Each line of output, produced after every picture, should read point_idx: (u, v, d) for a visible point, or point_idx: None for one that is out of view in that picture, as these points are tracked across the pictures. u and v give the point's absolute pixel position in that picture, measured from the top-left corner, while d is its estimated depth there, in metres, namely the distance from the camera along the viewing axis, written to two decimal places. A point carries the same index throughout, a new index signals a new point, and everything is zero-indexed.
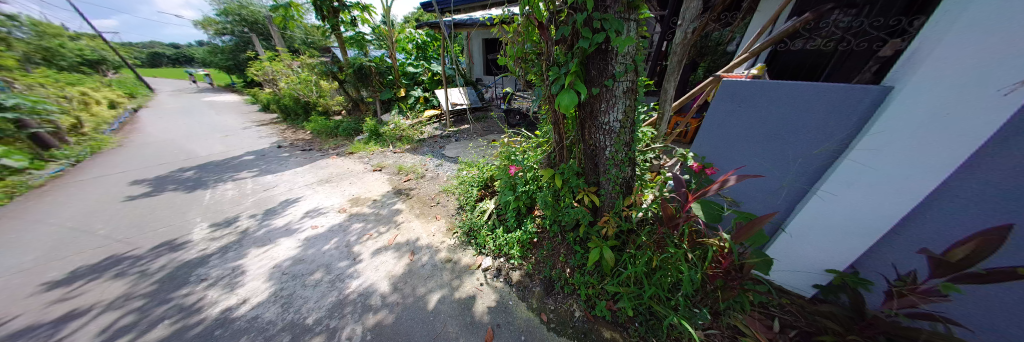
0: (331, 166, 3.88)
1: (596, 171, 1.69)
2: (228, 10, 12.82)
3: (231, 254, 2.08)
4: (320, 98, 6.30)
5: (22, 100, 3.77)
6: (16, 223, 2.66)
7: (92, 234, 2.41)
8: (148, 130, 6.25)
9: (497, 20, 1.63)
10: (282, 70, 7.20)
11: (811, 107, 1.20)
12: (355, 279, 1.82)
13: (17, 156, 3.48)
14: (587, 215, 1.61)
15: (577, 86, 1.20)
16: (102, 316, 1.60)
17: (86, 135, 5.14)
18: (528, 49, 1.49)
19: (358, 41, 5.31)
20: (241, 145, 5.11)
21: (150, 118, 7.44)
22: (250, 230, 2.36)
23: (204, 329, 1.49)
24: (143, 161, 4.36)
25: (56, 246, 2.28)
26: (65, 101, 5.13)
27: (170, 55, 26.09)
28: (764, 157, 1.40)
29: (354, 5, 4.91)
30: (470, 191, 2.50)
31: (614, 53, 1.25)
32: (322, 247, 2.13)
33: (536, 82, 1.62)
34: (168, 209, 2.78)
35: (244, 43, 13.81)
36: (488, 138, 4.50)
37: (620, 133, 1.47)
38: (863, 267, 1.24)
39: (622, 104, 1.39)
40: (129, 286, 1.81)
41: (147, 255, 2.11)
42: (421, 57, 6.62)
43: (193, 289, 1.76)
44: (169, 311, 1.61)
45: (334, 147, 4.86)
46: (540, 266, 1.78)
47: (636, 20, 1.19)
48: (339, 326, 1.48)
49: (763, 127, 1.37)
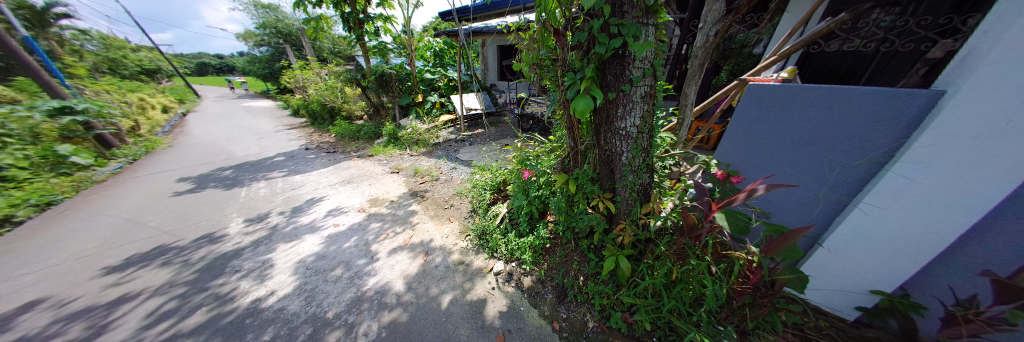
0: (353, 168, 4.07)
1: (612, 177, 1.66)
2: (266, 23, 13.99)
3: (262, 248, 2.23)
4: (344, 104, 6.65)
5: (90, 105, 4.28)
6: (81, 214, 2.98)
7: (144, 226, 2.66)
8: (193, 133, 6.86)
9: (513, 27, 1.68)
10: (311, 78, 7.74)
11: (851, 113, 1.11)
12: (372, 276, 1.88)
13: (84, 154, 3.96)
14: (601, 222, 1.60)
15: (592, 91, 1.18)
16: (149, 301, 1.75)
17: (144, 136, 5.77)
18: (543, 54, 1.50)
19: (380, 50, 5.59)
20: (273, 147, 5.48)
21: (196, 121, 8.22)
22: (279, 226, 2.52)
23: (237, 317, 1.59)
24: (189, 160, 4.80)
25: (114, 235, 2.54)
26: (126, 106, 5.79)
27: (215, 65, 28.97)
28: (798, 166, 1.31)
29: (377, 16, 5.19)
30: (483, 195, 2.54)
31: (633, 57, 1.23)
32: (343, 245, 2.23)
33: (550, 87, 1.65)
34: (208, 204, 3.03)
35: (278, 54, 14.96)
36: (501, 143, 4.55)
37: (637, 139, 1.44)
38: (915, 289, 1.11)
39: (639, 109, 1.36)
40: (173, 274, 1.98)
41: (189, 246, 2.30)
42: (438, 64, 6.88)
43: (228, 279, 1.90)
44: (206, 299, 1.74)
45: (356, 150, 5.11)
46: (552, 272, 1.76)
47: (654, 25, 1.17)
48: (357, 321, 1.54)
49: (794, 134, 1.29)
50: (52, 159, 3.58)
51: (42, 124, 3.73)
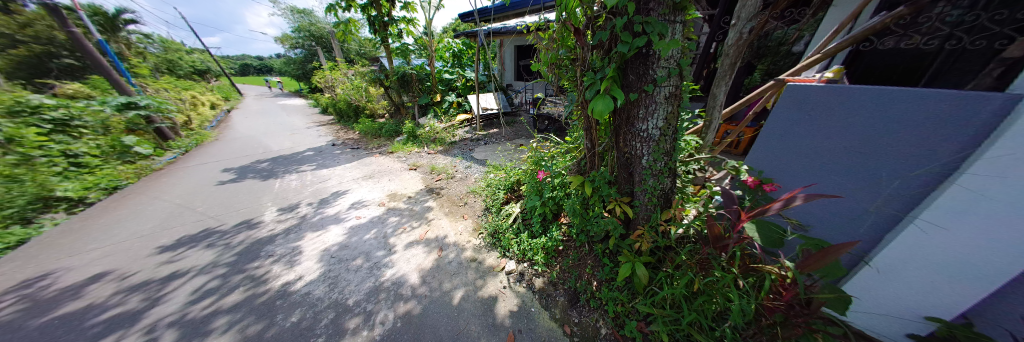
0: (375, 164, 4.26)
1: (630, 181, 1.61)
2: (300, 27, 15.02)
3: (292, 236, 2.39)
4: (368, 102, 6.98)
5: (151, 101, 4.83)
6: (141, 198, 3.36)
7: (193, 211, 2.95)
8: (236, 127, 7.52)
9: (533, 27, 1.68)
10: (339, 78, 8.21)
11: (911, 116, 1.00)
12: (389, 268, 1.95)
13: (145, 145, 4.47)
14: (617, 227, 1.55)
15: (613, 91, 1.14)
16: (195, 278, 1.94)
17: (195, 130, 6.41)
18: (561, 54, 1.49)
19: (403, 51, 5.81)
20: (304, 142, 5.87)
21: (239, 117, 9.01)
22: (307, 216, 2.70)
23: (269, 298, 1.72)
24: (232, 152, 5.26)
25: (167, 218, 2.84)
26: (180, 102, 6.47)
27: (256, 66, 31.66)
28: (844, 174, 1.19)
29: (401, 19, 5.39)
30: (497, 194, 2.57)
31: (657, 56, 1.18)
32: (364, 236, 2.33)
33: (568, 87, 1.62)
34: (247, 193, 3.30)
35: (311, 56, 16.00)
36: (516, 143, 4.57)
37: (660, 142, 1.38)
38: (980, 318, 0.98)
39: (663, 111, 1.31)
40: (215, 256, 2.18)
41: (230, 231, 2.52)
42: (457, 65, 7.03)
43: (263, 263, 2.05)
44: (243, 280, 1.89)
45: (377, 146, 5.34)
46: (565, 275, 1.74)
47: (682, 22, 1.12)
48: (374, 310, 1.61)
49: (839, 139, 1.18)
50: (119, 149, 4.10)
51: (112, 117, 4.25)
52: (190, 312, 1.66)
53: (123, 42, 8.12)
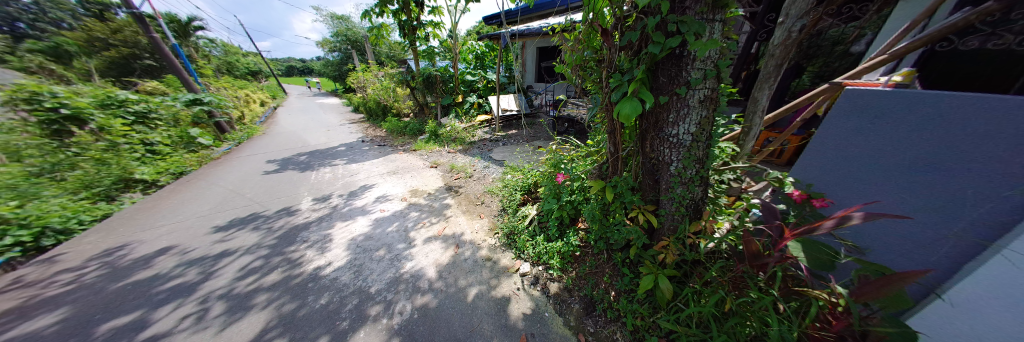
0: (399, 160, 4.46)
1: (656, 188, 1.53)
2: (338, 32, 16.23)
3: (324, 224, 2.57)
4: (395, 102, 7.35)
5: (213, 98, 5.47)
6: (201, 183, 3.81)
7: (242, 196, 3.29)
8: (280, 123, 8.28)
9: (558, 28, 1.66)
10: (370, 79, 8.74)
11: (1005, 127, 0.84)
12: (409, 260, 2.03)
13: (206, 137, 5.07)
14: (640, 236, 1.48)
15: (642, 94, 1.09)
16: (242, 257, 2.15)
17: (247, 124, 7.16)
18: (587, 56, 1.46)
19: (429, 54, 6.05)
20: (337, 138, 6.31)
21: (284, 114, 9.92)
22: (338, 206, 2.89)
23: (302, 280, 1.87)
24: (276, 146, 5.79)
25: (221, 201, 3.19)
26: (236, 100, 7.26)
27: (299, 67, 34.73)
28: (914, 192, 1.04)
29: (428, 23, 5.61)
30: (514, 195, 2.58)
31: (692, 57, 1.11)
32: (387, 228, 2.45)
33: (593, 90, 1.58)
34: (287, 183, 3.61)
35: (346, 58, 17.21)
36: (534, 145, 4.55)
37: (691, 148, 1.30)
38: None
39: (696, 115, 1.23)
40: (259, 238, 2.40)
41: (272, 216, 2.77)
42: (479, 66, 7.17)
43: (298, 247, 2.23)
44: (281, 262, 2.07)
45: (401, 144, 5.59)
46: (580, 282, 1.69)
47: (721, 21, 1.04)
48: (394, 299, 1.68)
49: (909, 152, 1.03)
50: (186, 139, 4.72)
51: (181, 112, 4.87)
52: (237, 287, 1.84)
53: (192, 46, 9.34)
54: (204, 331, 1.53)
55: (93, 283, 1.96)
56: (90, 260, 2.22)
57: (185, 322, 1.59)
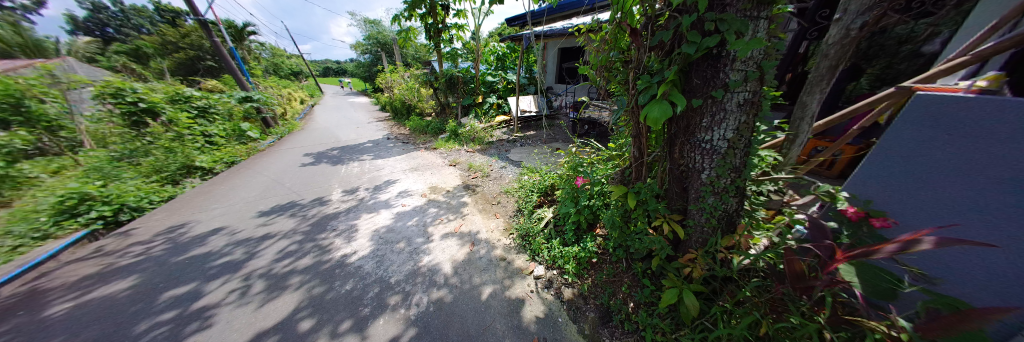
0: (420, 158, 4.62)
1: (684, 197, 1.45)
2: (370, 36, 17.24)
3: (351, 215, 2.73)
4: (419, 102, 7.64)
5: (261, 96, 6.05)
6: (249, 172, 4.22)
7: (281, 185, 3.59)
8: (316, 119, 8.93)
9: (584, 29, 1.63)
10: (397, 80, 9.17)
11: None
12: (426, 255, 2.08)
13: (253, 131, 5.61)
14: (665, 246, 1.40)
15: (673, 96, 1.02)
16: (280, 241, 2.34)
17: (288, 120, 7.81)
18: (613, 56, 1.41)
19: (452, 55, 6.22)
20: (365, 135, 6.69)
21: (319, 111, 10.69)
22: (364, 199, 3.06)
23: (330, 266, 1.99)
24: (312, 140, 6.25)
25: (264, 189, 3.51)
26: (280, 98, 7.96)
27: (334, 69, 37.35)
28: (1005, 217, 0.87)
29: (452, 25, 5.77)
30: (530, 197, 2.57)
31: (732, 57, 1.02)
32: (407, 222, 2.55)
33: (618, 91, 1.52)
34: (320, 175, 3.88)
35: (375, 60, 18.21)
36: (552, 146, 4.50)
37: (726, 155, 1.20)
38: None
39: (733, 120, 1.13)
40: (295, 224, 2.61)
41: (307, 205, 2.99)
42: (500, 68, 7.23)
43: (328, 235, 2.39)
44: (313, 248, 2.22)
45: (423, 142, 5.79)
46: (596, 290, 1.63)
47: (767, 18, 0.95)
48: (412, 291, 1.73)
49: (995, 170, 0.86)
50: (237, 132, 5.26)
51: (234, 108, 5.44)
52: (275, 268, 2.01)
53: (245, 49, 10.40)
54: (246, 306, 1.68)
55: (159, 255, 2.24)
56: (157, 235, 2.54)
57: (231, 295, 1.77)
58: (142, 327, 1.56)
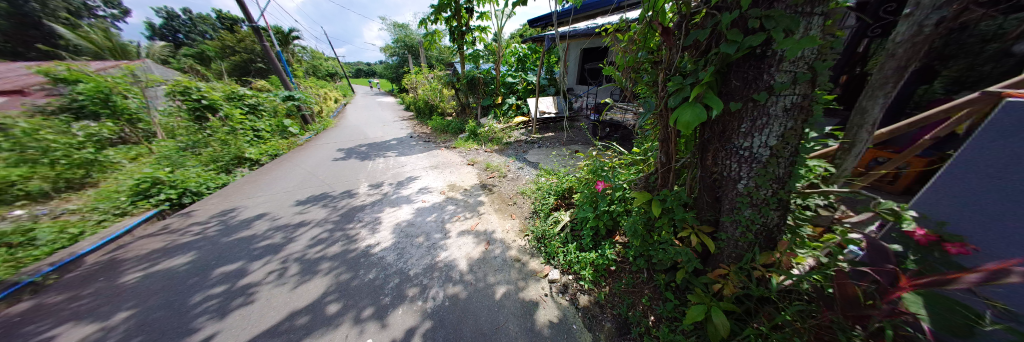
0: (441, 156, 4.76)
1: (716, 208, 1.35)
2: (398, 39, 18.11)
3: (375, 208, 2.87)
4: (441, 102, 7.88)
5: (301, 95, 6.58)
6: (288, 164, 4.61)
7: (315, 177, 3.88)
8: (348, 117, 9.54)
9: (611, 28, 1.58)
10: (422, 81, 9.54)
11: None
12: (444, 250, 2.13)
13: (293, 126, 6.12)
14: (692, 259, 1.32)
15: (708, 99, 0.95)
16: (313, 228, 2.53)
17: (323, 118, 8.42)
18: (642, 57, 1.35)
19: (474, 57, 6.34)
20: (391, 133, 7.02)
21: (351, 109, 11.42)
22: (388, 193, 3.21)
23: (356, 255, 2.11)
24: (343, 137, 6.67)
25: (301, 180, 3.81)
26: (317, 97, 8.62)
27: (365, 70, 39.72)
28: None
29: (476, 28, 5.88)
30: (547, 199, 2.54)
31: (779, 57, 0.94)
32: (426, 218, 2.63)
33: (646, 93, 1.45)
34: (349, 170, 4.14)
35: (402, 62, 19.10)
36: (571, 149, 4.41)
37: (768, 164, 1.10)
38: None
39: (779, 126, 1.03)
40: (326, 214, 2.80)
41: (337, 197, 3.20)
42: (521, 69, 7.24)
43: (355, 226, 2.53)
44: (341, 237, 2.37)
45: (444, 141, 5.95)
46: (614, 299, 1.57)
47: (823, 14, 0.86)
48: (428, 285, 1.78)
49: None
50: (279, 128, 5.77)
51: (278, 105, 5.98)
52: (308, 254, 2.17)
53: (289, 52, 11.41)
54: (282, 286, 1.83)
55: (212, 235, 2.51)
56: (211, 218, 2.85)
57: (270, 276, 1.93)
58: (197, 298, 1.76)
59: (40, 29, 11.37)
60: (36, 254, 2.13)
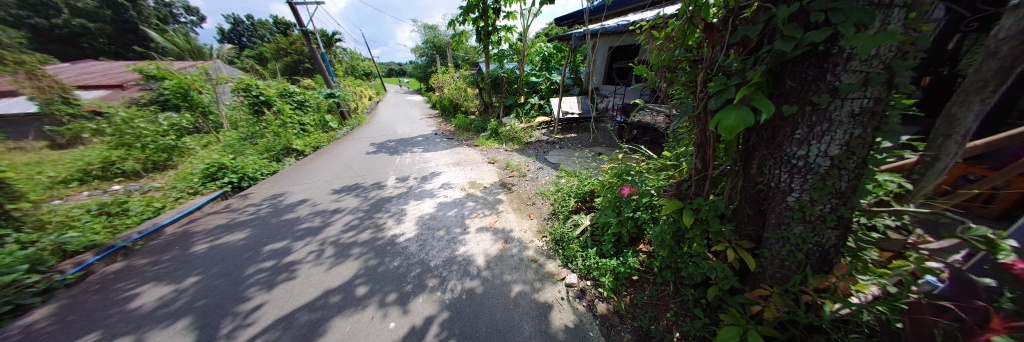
0: (463, 153, 4.87)
1: (759, 222, 1.23)
2: (428, 39, 18.86)
3: (401, 200, 3.02)
4: (465, 101, 8.06)
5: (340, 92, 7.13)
6: (326, 155, 5.02)
7: (349, 169, 4.18)
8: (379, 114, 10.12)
9: (646, 25, 1.49)
10: (448, 80, 9.83)
11: None
12: (463, 245, 2.18)
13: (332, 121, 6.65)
14: (727, 275, 1.22)
15: (757, 101, 0.86)
16: (346, 215, 2.73)
17: (358, 114, 9.04)
18: (679, 55, 1.27)
19: (500, 56, 6.39)
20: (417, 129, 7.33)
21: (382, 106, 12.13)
22: (413, 187, 3.36)
23: (382, 243, 2.23)
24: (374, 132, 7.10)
25: (337, 171, 4.13)
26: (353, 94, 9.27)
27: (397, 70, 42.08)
28: None
29: (502, 27, 5.93)
30: (567, 201, 2.49)
31: (847, 55, 0.82)
32: (448, 212, 2.71)
33: (682, 95, 1.36)
34: (378, 163, 4.39)
35: (431, 62, 19.87)
36: (594, 151, 4.27)
37: (826, 176, 0.98)
38: None
39: (843, 134, 0.91)
40: (358, 203, 3.00)
41: (367, 188, 3.41)
42: (545, 68, 7.15)
43: (382, 215, 2.69)
44: (370, 225, 2.52)
45: (466, 139, 6.09)
46: (635, 310, 1.50)
47: (908, 5, 0.73)
48: (446, 277, 1.83)
49: None
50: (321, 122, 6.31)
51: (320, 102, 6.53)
52: (341, 238, 2.34)
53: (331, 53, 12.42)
54: (319, 266, 2.00)
55: (263, 216, 2.82)
56: (262, 201, 3.19)
57: (309, 256, 2.12)
58: (250, 270, 1.98)
59: (135, 34, 13.72)
60: (128, 223, 2.56)
